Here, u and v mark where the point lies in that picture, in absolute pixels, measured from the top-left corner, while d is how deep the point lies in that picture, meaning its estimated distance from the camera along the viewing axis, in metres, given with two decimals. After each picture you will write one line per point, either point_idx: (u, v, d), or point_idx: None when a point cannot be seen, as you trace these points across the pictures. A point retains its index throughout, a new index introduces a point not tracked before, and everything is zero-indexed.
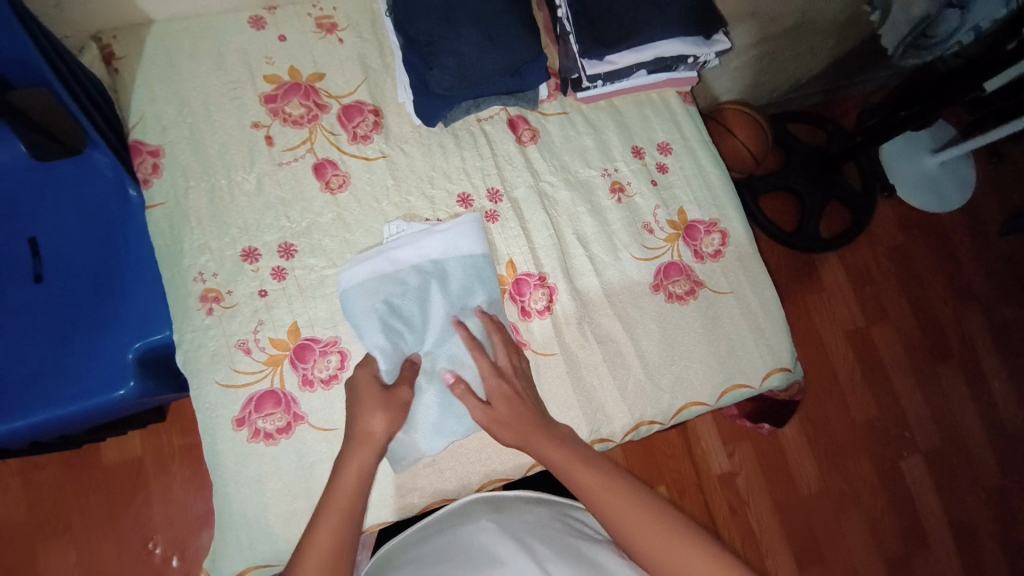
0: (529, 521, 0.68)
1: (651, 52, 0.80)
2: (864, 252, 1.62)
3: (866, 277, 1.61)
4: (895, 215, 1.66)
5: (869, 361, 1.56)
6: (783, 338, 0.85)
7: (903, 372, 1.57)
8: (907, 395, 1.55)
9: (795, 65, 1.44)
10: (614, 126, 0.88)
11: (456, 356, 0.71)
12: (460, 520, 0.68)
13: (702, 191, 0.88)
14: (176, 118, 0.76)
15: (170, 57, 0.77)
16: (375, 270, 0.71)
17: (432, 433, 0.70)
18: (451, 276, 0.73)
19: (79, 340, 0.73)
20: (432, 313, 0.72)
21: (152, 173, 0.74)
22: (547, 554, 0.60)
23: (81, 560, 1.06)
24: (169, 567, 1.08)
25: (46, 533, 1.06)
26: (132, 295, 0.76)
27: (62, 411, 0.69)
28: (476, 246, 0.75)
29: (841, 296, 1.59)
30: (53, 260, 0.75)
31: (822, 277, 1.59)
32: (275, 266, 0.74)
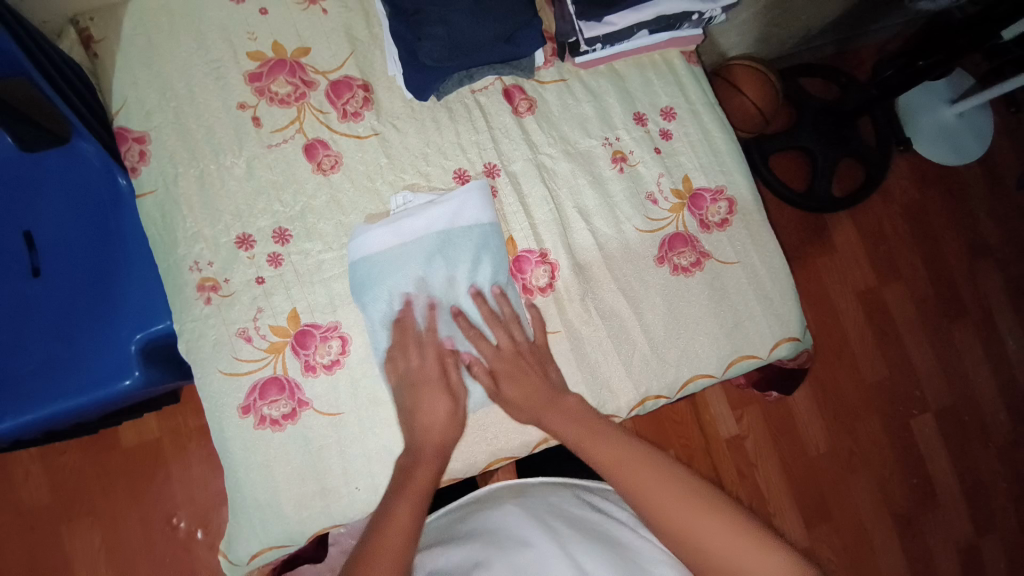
0: (553, 504, 0.70)
1: (652, 11, 0.75)
2: (878, 210, 1.58)
3: (879, 236, 1.57)
4: (910, 169, 1.61)
5: (880, 321, 1.53)
6: (793, 307, 0.83)
7: (915, 331, 1.54)
8: (920, 354, 1.54)
9: (807, 15, 1.37)
10: (615, 93, 0.84)
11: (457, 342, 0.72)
12: (486, 505, 0.70)
13: (707, 156, 0.85)
14: (159, 102, 0.73)
15: (149, 37, 0.74)
16: (379, 242, 0.71)
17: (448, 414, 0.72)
18: (456, 247, 0.71)
19: (83, 332, 0.73)
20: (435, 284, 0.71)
21: (140, 160, 0.72)
22: (574, 539, 0.63)
23: (110, 538, 1.09)
24: (195, 541, 1.12)
25: (72, 513, 1.09)
26: (130, 286, 0.75)
27: (72, 402, 0.70)
28: (483, 213, 0.73)
29: (853, 256, 1.55)
30: (50, 252, 0.74)
31: (834, 238, 1.55)
32: (271, 252, 0.73)
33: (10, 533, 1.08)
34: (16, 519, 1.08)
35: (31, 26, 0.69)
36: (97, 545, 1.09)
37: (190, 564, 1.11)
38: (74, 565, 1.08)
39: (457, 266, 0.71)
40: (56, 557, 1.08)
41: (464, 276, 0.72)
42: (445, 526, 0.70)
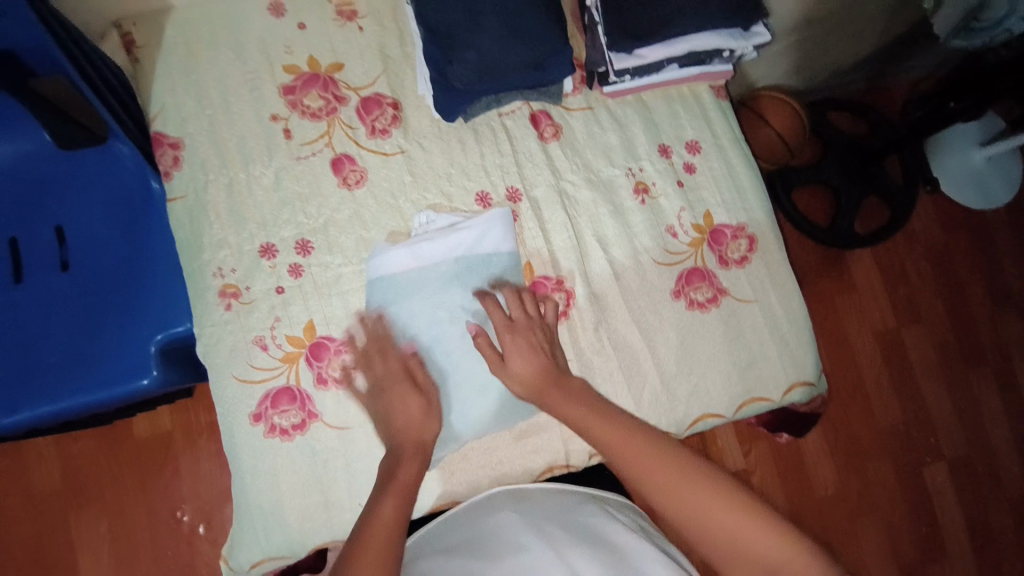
0: (551, 510, 0.68)
1: (685, 45, 0.74)
2: (900, 249, 1.56)
3: (901, 277, 1.54)
4: (936, 210, 1.58)
5: (897, 363, 1.51)
6: (808, 350, 0.82)
7: (933, 376, 1.51)
8: (936, 400, 1.51)
9: (841, 49, 1.36)
10: (642, 124, 0.84)
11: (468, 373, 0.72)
12: (484, 512, 0.69)
13: (730, 193, 0.84)
14: (195, 110, 0.75)
15: (190, 46, 0.76)
16: (398, 263, 0.73)
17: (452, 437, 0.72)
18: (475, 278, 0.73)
19: (105, 329, 0.75)
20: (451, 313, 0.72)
21: (173, 166, 0.74)
22: (572, 545, 0.62)
23: (115, 526, 1.11)
24: (197, 536, 1.13)
25: (81, 499, 1.11)
26: (152, 285, 0.76)
27: (90, 397, 0.72)
28: (504, 243, 0.75)
29: (873, 295, 1.53)
30: (79, 247, 0.76)
31: (854, 275, 1.53)
32: (293, 263, 0.74)
33: (18, 515, 1.10)
34: (26, 501, 1.10)
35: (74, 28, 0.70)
36: (101, 534, 1.11)
37: (191, 560, 1.11)
38: (78, 551, 1.10)
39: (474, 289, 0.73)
40: (62, 541, 1.10)
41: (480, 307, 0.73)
42: (439, 525, 0.69)
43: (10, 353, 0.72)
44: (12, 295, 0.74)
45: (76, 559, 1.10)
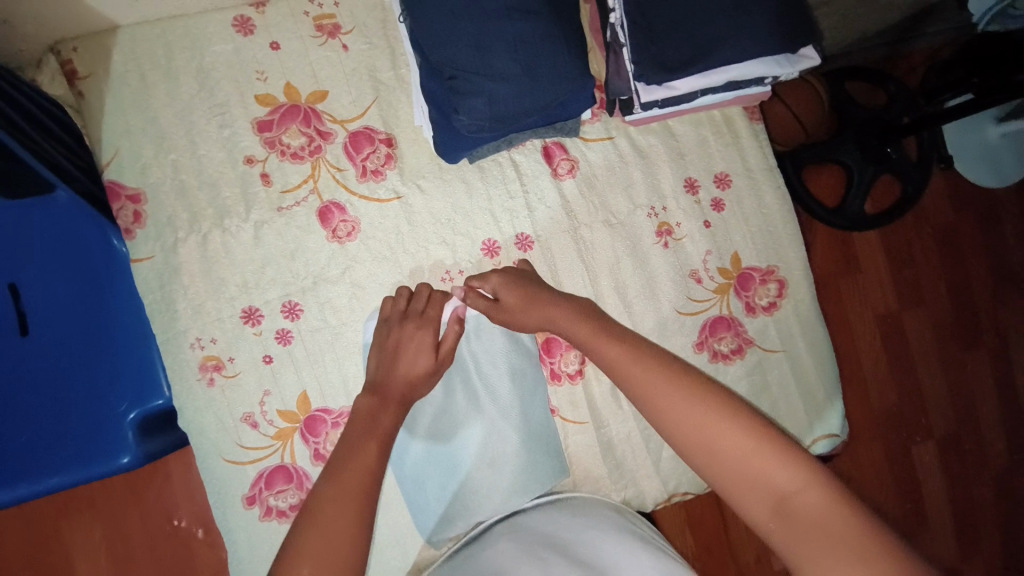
0: (546, 534, 0.60)
1: (725, 75, 0.65)
2: None
3: None
4: None
5: (896, 350, 1.26)
6: (833, 402, 0.79)
7: (931, 360, 1.27)
8: (932, 382, 1.27)
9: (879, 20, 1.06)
10: (667, 155, 0.75)
11: (484, 449, 0.69)
12: (477, 547, 0.61)
13: (760, 234, 0.77)
14: (156, 154, 0.64)
15: (144, 75, 0.65)
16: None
17: (467, 506, 0.68)
18: (489, 343, 0.70)
19: (75, 402, 0.67)
20: (467, 386, 0.70)
21: (134, 222, 0.64)
22: (562, 567, 0.52)
23: (113, 534, 0.86)
24: (198, 542, 0.88)
25: (71, 501, 0.86)
26: (124, 353, 0.69)
27: (65, 478, 0.66)
28: None
29: None
30: (39, 309, 0.67)
31: (861, 260, 1.28)
32: (280, 329, 0.67)
33: None
34: None
35: (2, 66, 0.61)
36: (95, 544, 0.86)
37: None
38: (70, 560, 0.86)
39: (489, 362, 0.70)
40: (51, 556, 0.86)
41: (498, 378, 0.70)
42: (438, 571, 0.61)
43: None
44: None
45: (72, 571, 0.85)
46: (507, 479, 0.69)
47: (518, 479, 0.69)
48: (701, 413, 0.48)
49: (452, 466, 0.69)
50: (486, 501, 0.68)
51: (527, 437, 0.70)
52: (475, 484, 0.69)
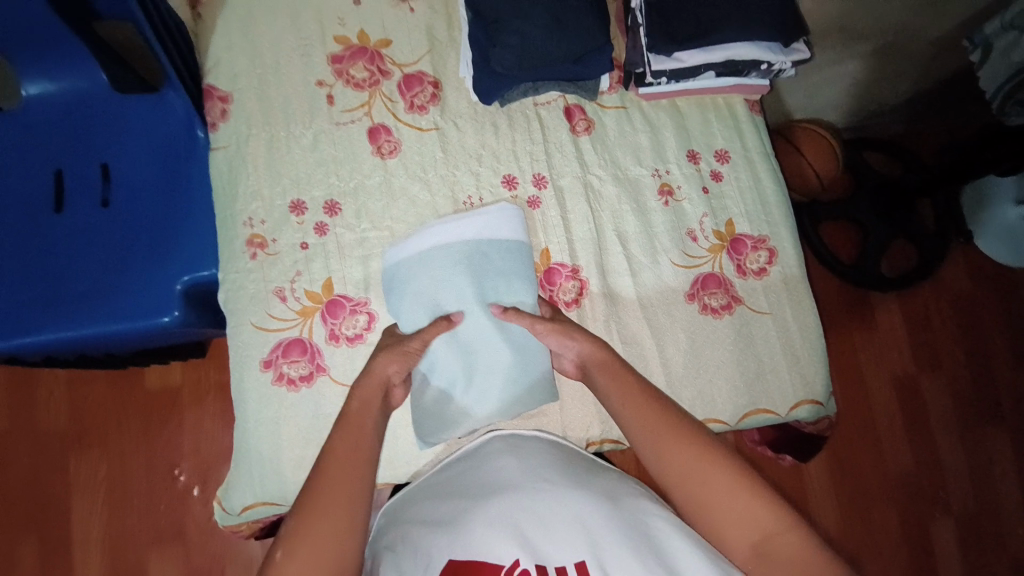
0: (546, 457, 0.65)
1: (724, 52, 0.77)
2: (927, 298, 1.48)
3: (925, 323, 1.47)
4: (965, 261, 1.50)
5: (913, 409, 1.41)
6: (819, 370, 0.82)
7: (948, 424, 1.41)
8: (949, 448, 1.40)
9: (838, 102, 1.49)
10: (674, 129, 0.86)
11: (476, 364, 0.71)
12: (475, 458, 0.66)
13: (754, 204, 0.85)
14: (248, 68, 0.79)
15: (250, 9, 0.80)
16: (434, 239, 0.73)
17: (464, 416, 0.71)
18: (487, 259, 0.73)
19: (134, 261, 0.78)
20: (467, 299, 0.72)
21: (220, 117, 0.77)
22: (569, 496, 0.56)
23: (116, 473, 1.05)
24: (191, 497, 1.06)
25: (81, 445, 1.06)
26: (184, 230, 0.80)
27: (109, 327, 0.75)
28: (518, 235, 0.75)
29: (894, 339, 1.45)
30: (121, 187, 0.81)
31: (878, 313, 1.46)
32: (319, 221, 0.76)
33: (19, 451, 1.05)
34: (28, 438, 1.06)
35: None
36: (99, 478, 1.05)
37: (180, 519, 1.05)
38: (79, 490, 1.04)
39: (492, 277, 0.73)
40: (61, 482, 1.04)
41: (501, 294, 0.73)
42: (436, 475, 0.67)
43: (40, 279, 0.76)
44: (52, 222, 0.79)
45: (75, 498, 1.04)
46: (495, 391, 0.71)
47: (512, 394, 0.71)
48: (664, 432, 0.60)
49: (452, 379, 0.71)
50: (479, 411, 0.71)
51: (519, 353, 0.72)
52: (470, 392, 0.71)
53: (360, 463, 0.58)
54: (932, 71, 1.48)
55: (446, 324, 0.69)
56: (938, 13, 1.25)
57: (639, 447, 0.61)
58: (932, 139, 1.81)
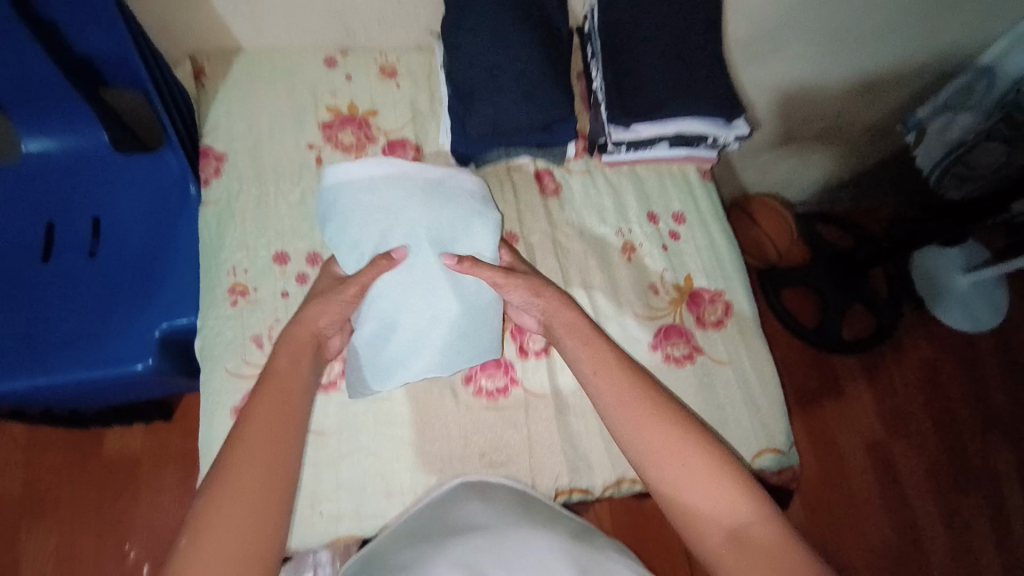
0: (514, 505, 0.66)
1: (677, 126, 0.88)
2: (891, 364, 1.67)
3: (891, 390, 1.64)
4: (926, 331, 1.73)
5: (889, 475, 1.53)
6: (779, 418, 0.86)
7: (922, 488, 1.53)
8: (925, 511, 1.50)
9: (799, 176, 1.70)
10: (634, 193, 0.94)
11: (420, 298, 0.72)
12: (443, 506, 0.66)
13: (710, 261, 0.92)
14: (244, 132, 0.86)
15: (251, 81, 0.89)
16: (392, 168, 0.75)
17: (397, 362, 0.72)
18: (444, 196, 0.75)
19: (115, 309, 0.80)
20: (419, 231, 0.73)
21: (213, 175, 0.83)
22: (535, 543, 0.57)
23: (63, 546, 1.00)
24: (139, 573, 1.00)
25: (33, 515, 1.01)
26: (167, 280, 0.83)
27: (82, 374, 0.75)
28: (476, 186, 0.79)
29: (866, 415, 1.60)
30: (110, 239, 0.84)
31: (844, 386, 1.63)
32: (301, 271, 0.80)
33: None
34: None
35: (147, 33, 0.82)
36: (46, 551, 1.00)
37: None
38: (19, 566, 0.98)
39: (449, 213, 0.75)
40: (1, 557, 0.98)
41: (455, 232, 0.75)
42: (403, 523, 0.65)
43: (15, 326, 0.77)
44: (37, 272, 0.81)
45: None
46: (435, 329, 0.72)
47: (451, 342, 0.72)
48: (654, 427, 0.63)
49: (390, 317, 0.71)
50: (414, 355, 0.72)
51: (465, 295, 0.73)
52: (409, 332, 0.72)
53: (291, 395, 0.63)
54: (873, 152, 1.64)
55: (386, 261, 0.70)
56: (870, 101, 1.40)
57: (616, 426, 0.66)
58: (886, 214, 1.96)
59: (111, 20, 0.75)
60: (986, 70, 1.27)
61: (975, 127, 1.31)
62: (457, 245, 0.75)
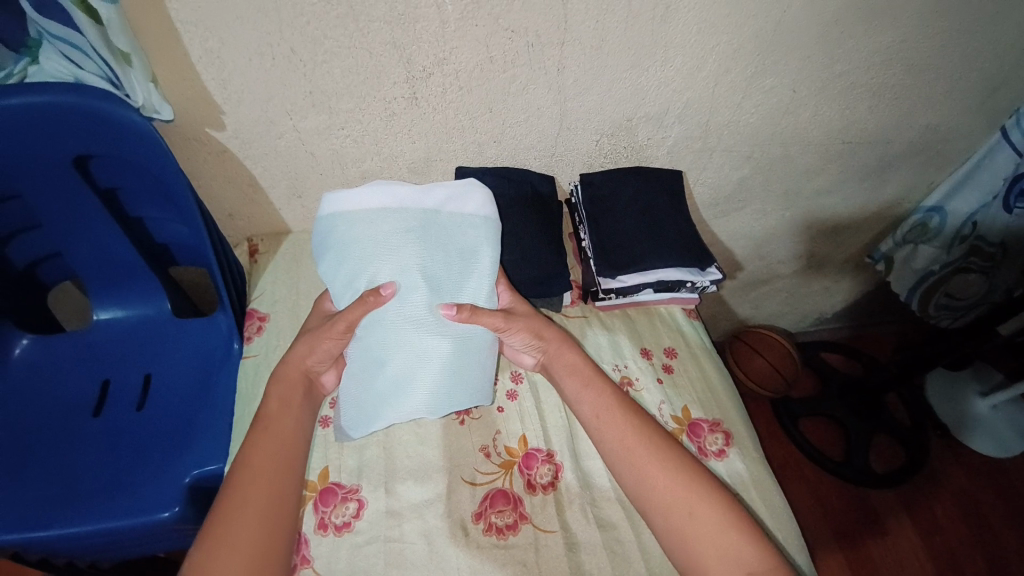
0: None
1: (661, 273, 1.02)
2: (928, 498, 1.77)
3: (935, 526, 1.71)
4: (954, 458, 1.86)
5: None
6: (799, 553, 0.83)
7: None
8: None
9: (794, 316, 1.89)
10: (627, 332, 1.04)
11: (413, 332, 0.84)
12: None
13: (704, 392, 0.98)
14: (285, 295, 1.00)
15: (295, 254, 1.06)
16: (390, 197, 0.85)
17: (386, 402, 0.85)
18: (440, 229, 0.86)
19: (152, 457, 0.87)
20: (413, 265, 0.84)
21: (256, 332, 0.95)
22: None
23: None
24: None
25: None
26: (202, 427, 0.90)
27: (112, 523, 0.80)
28: (474, 208, 0.89)
29: (914, 552, 1.66)
30: (158, 391, 0.94)
31: (886, 521, 1.71)
32: (323, 415, 0.89)
33: None
34: None
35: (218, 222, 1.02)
36: None
37: None
38: None
39: (442, 251, 0.85)
40: None
41: (447, 266, 0.86)
42: None
43: (59, 476, 0.84)
44: (89, 424, 0.90)
45: None
46: (424, 361, 0.84)
47: (438, 377, 0.85)
48: (663, 480, 0.77)
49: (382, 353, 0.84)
50: (404, 393, 0.85)
51: (451, 331, 0.85)
52: (400, 366, 0.84)
53: (281, 431, 0.79)
54: (855, 287, 1.77)
55: (374, 296, 0.81)
56: (838, 243, 1.55)
57: (621, 473, 0.80)
58: (890, 341, 2.07)
59: (192, 219, 0.89)
60: (937, 209, 1.40)
61: (937, 259, 1.46)
62: (451, 288, 0.86)
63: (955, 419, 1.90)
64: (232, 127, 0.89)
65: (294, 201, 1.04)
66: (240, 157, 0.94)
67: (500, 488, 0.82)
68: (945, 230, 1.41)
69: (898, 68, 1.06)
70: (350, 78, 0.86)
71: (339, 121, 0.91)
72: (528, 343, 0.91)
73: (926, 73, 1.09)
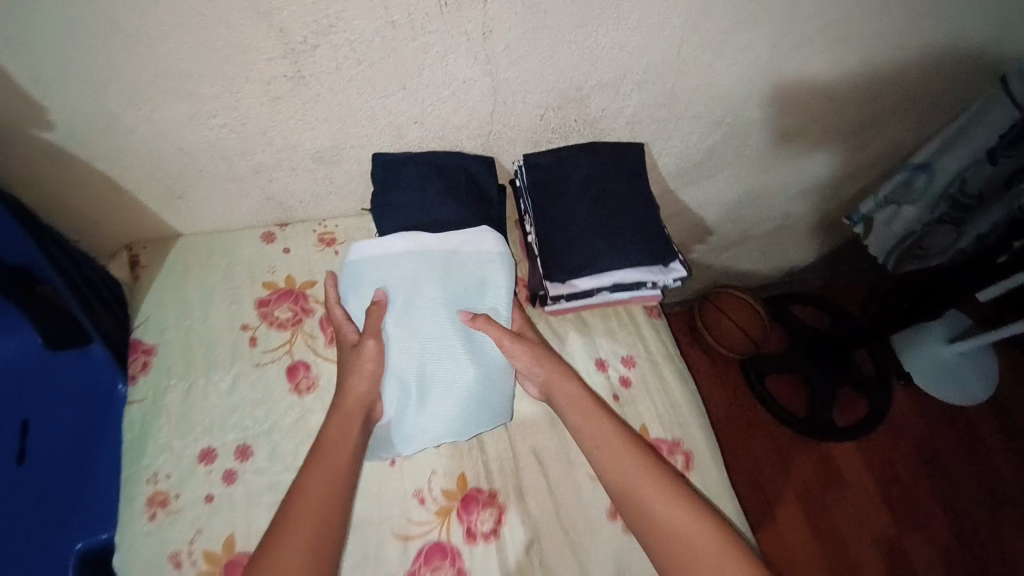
0: None
1: (620, 274, 0.89)
2: (891, 446, 1.78)
3: (894, 476, 1.74)
4: (916, 403, 1.87)
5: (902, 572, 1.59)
6: None
7: None
8: None
9: (765, 271, 1.79)
10: (581, 340, 0.93)
11: (436, 362, 0.76)
12: None
13: (665, 407, 0.89)
14: (175, 321, 0.85)
15: (187, 265, 0.90)
16: (404, 247, 0.79)
17: (410, 437, 0.76)
18: (457, 265, 0.80)
19: (32, 528, 0.75)
20: (433, 302, 0.78)
21: (140, 370, 0.81)
22: None
23: None
24: None
25: None
26: (90, 489, 0.78)
27: None
28: (491, 244, 0.81)
29: (870, 499, 1.69)
30: (34, 445, 0.81)
31: (846, 475, 1.72)
32: (228, 469, 0.76)
33: None
34: None
35: (60, 235, 0.83)
36: None
37: None
38: None
39: (462, 287, 0.80)
40: None
41: (468, 301, 0.80)
42: None
43: None
44: None
45: None
46: (449, 389, 0.76)
47: (463, 408, 0.77)
48: (648, 491, 0.70)
49: (404, 385, 0.75)
50: (428, 428, 0.76)
51: (476, 357, 0.78)
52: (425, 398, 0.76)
53: (340, 469, 0.68)
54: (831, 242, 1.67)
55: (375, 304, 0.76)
56: (818, 202, 1.41)
57: (609, 482, 0.73)
58: (862, 288, 2.01)
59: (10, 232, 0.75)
60: (924, 167, 1.24)
61: (920, 219, 1.34)
62: (473, 306, 0.80)
63: (923, 365, 1.89)
64: (62, 125, 0.69)
65: (174, 203, 0.85)
66: (87, 159, 0.74)
67: (434, 542, 0.73)
68: (931, 188, 1.27)
69: (897, 12, 0.89)
70: (207, 58, 0.65)
71: (205, 110, 0.71)
72: (527, 367, 0.79)
73: (929, 16, 0.92)
